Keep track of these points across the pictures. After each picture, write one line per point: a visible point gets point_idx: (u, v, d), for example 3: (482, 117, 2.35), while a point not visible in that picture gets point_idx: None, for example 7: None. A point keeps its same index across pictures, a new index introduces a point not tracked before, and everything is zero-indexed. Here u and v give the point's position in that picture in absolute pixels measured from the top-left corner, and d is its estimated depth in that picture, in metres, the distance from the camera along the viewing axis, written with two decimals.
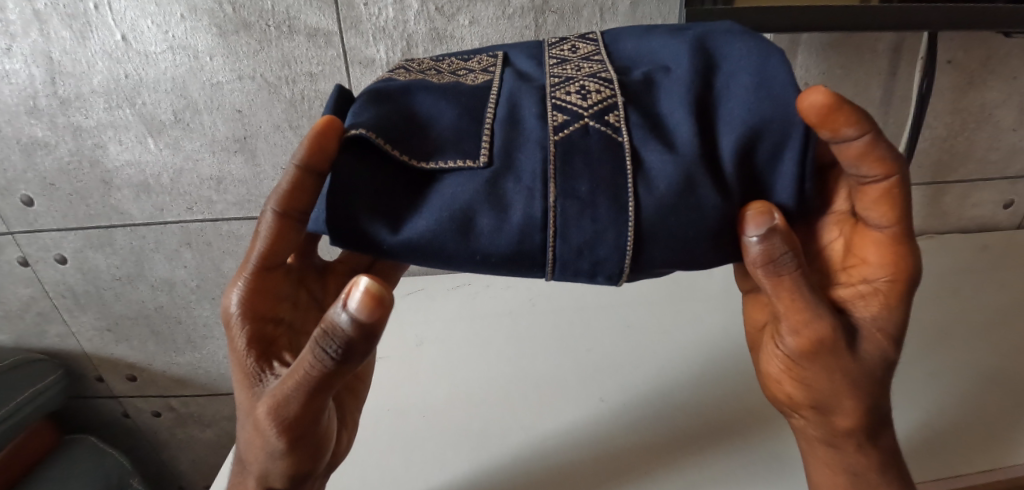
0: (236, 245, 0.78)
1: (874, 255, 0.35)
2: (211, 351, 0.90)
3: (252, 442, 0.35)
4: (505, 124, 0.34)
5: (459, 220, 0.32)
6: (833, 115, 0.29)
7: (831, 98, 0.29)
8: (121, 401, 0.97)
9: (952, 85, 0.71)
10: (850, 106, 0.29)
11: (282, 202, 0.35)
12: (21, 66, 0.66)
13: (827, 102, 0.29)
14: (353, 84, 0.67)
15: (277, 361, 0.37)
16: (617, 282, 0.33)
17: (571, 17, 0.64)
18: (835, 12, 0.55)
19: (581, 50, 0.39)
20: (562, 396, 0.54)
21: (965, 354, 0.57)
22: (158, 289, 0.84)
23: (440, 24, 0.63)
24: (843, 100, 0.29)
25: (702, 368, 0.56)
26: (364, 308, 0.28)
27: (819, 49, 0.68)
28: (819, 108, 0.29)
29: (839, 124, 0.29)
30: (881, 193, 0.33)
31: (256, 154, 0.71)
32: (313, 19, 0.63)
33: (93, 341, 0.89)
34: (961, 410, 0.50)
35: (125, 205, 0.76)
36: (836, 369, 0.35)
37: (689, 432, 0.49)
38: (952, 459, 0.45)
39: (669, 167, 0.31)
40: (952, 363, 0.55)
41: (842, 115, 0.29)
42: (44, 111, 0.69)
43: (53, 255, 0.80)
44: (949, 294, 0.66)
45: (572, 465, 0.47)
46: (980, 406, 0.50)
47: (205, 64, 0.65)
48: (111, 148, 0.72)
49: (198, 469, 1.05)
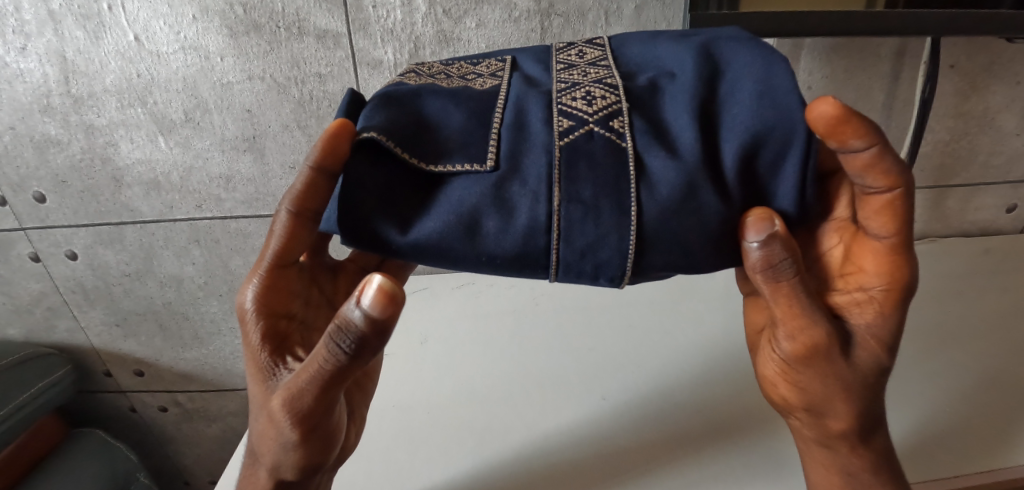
0: (244, 243, 0.79)
1: (870, 265, 0.36)
2: (218, 347, 0.91)
3: (265, 434, 0.36)
4: (512, 129, 0.34)
5: (466, 221, 0.33)
6: (841, 127, 0.30)
7: (840, 110, 0.29)
8: (128, 395, 0.98)
9: (955, 90, 0.72)
10: (860, 119, 0.30)
11: (295, 201, 0.36)
12: (35, 65, 0.67)
13: (837, 114, 0.29)
14: (361, 85, 0.68)
15: (291, 356, 0.38)
16: (619, 284, 0.34)
17: (577, 21, 0.64)
18: (837, 18, 0.56)
19: (588, 55, 0.40)
20: (564, 395, 0.55)
21: (963, 356, 0.57)
22: (167, 286, 0.85)
23: (447, 26, 0.64)
24: (853, 113, 0.30)
25: (702, 368, 0.57)
26: (377, 305, 0.29)
27: (822, 54, 0.69)
28: (828, 119, 0.30)
29: (847, 135, 0.30)
30: (884, 205, 0.33)
31: (265, 153, 0.72)
32: (322, 21, 0.64)
33: (101, 336, 0.90)
34: (959, 413, 0.50)
35: (135, 203, 0.77)
36: (830, 373, 0.36)
37: (689, 431, 0.50)
38: (946, 458, 0.46)
39: (672, 173, 0.32)
40: (950, 365, 0.56)
41: (851, 127, 0.30)
42: (57, 109, 0.70)
43: (64, 251, 0.82)
44: (946, 297, 0.67)
45: (574, 463, 0.48)
46: (977, 408, 0.51)
47: (215, 64, 0.66)
48: (121, 146, 0.73)
49: (202, 464, 1.06)
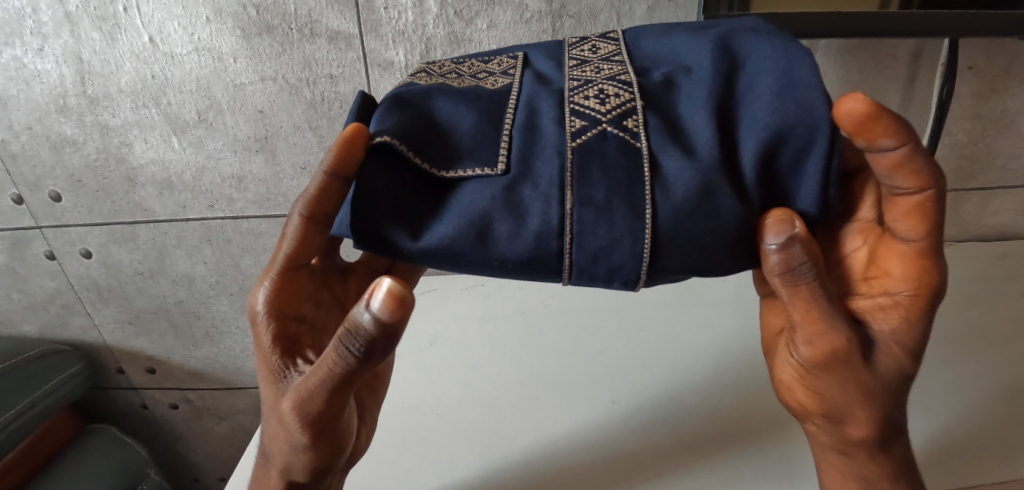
0: (255, 243, 0.80)
1: (897, 268, 0.35)
2: (228, 345, 0.92)
3: (277, 436, 0.36)
4: (523, 130, 0.34)
5: (478, 225, 0.33)
6: (871, 124, 0.29)
7: (870, 106, 0.29)
8: (140, 392, 0.99)
9: (973, 92, 0.71)
10: (890, 116, 0.29)
11: (308, 206, 0.37)
12: (52, 66, 0.68)
13: (866, 110, 0.29)
14: (373, 86, 0.68)
15: (300, 359, 0.38)
16: (633, 288, 0.33)
17: (588, 22, 0.64)
18: (853, 18, 0.55)
19: (601, 51, 0.40)
20: (574, 399, 0.55)
21: (982, 365, 0.56)
22: (179, 284, 0.85)
23: (458, 27, 0.64)
24: (883, 109, 0.29)
25: (714, 372, 0.56)
26: (386, 308, 0.29)
27: (836, 55, 0.68)
28: (856, 115, 0.29)
29: (876, 133, 0.29)
30: (913, 207, 0.32)
31: (276, 153, 0.72)
32: (334, 22, 0.64)
33: (114, 333, 0.91)
34: (979, 421, 0.49)
35: (149, 202, 0.78)
36: (849, 379, 0.35)
37: (700, 435, 0.50)
38: (965, 468, 0.45)
39: (687, 174, 0.31)
40: (970, 375, 0.55)
41: (881, 125, 0.29)
42: (73, 110, 0.71)
43: (78, 249, 0.83)
44: (960, 304, 0.66)
45: (584, 467, 0.48)
46: (999, 419, 0.50)
47: (229, 65, 0.67)
48: (136, 147, 0.73)
49: (212, 461, 1.07)
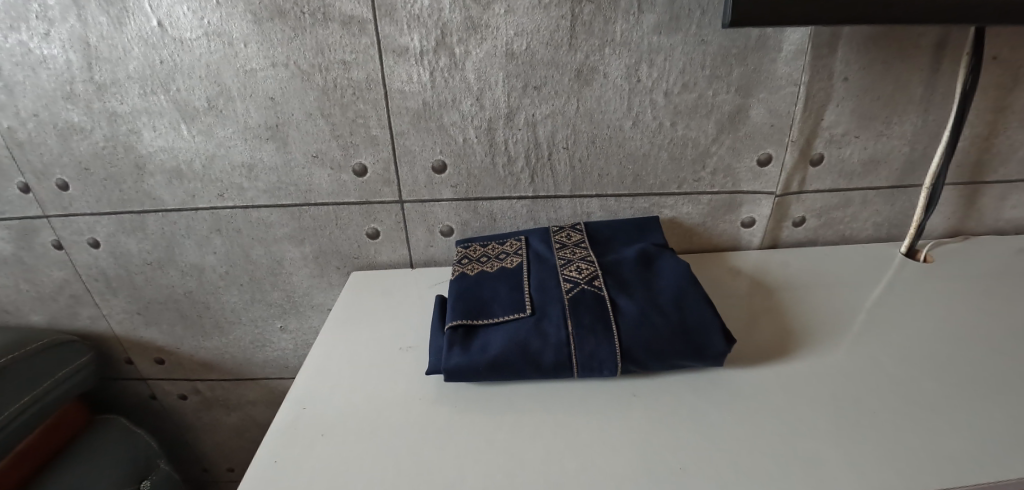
0: (266, 232, 0.79)
1: None
2: (237, 336, 0.91)
3: None
4: None
5: None
6: None
7: None
8: (150, 383, 0.99)
9: (998, 83, 0.69)
10: None
11: None
12: (58, 51, 0.67)
13: None
14: (386, 73, 0.66)
15: None
16: None
17: (608, 8, 0.63)
18: (882, 4, 0.53)
19: None
20: (593, 395, 0.56)
21: (973, 359, 0.57)
22: (188, 274, 0.85)
23: (475, 12, 0.63)
24: None
25: (731, 373, 0.58)
26: None
27: (861, 43, 0.66)
28: None
29: None
30: None
31: (288, 142, 0.71)
32: (348, 7, 0.62)
33: (123, 323, 0.91)
34: (990, 420, 0.50)
35: (158, 191, 0.77)
36: None
37: (719, 433, 0.51)
38: (969, 467, 0.46)
39: None
40: (971, 374, 0.55)
41: None
42: (80, 96, 0.70)
43: (86, 238, 0.82)
44: (968, 302, 0.66)
45: (605, 459, 0.49)
46: (998, 416, 0.51)
47: (239, 51, 0.65)
48: (145, 135, 0.72)
49: (220, 451, 1.07)
